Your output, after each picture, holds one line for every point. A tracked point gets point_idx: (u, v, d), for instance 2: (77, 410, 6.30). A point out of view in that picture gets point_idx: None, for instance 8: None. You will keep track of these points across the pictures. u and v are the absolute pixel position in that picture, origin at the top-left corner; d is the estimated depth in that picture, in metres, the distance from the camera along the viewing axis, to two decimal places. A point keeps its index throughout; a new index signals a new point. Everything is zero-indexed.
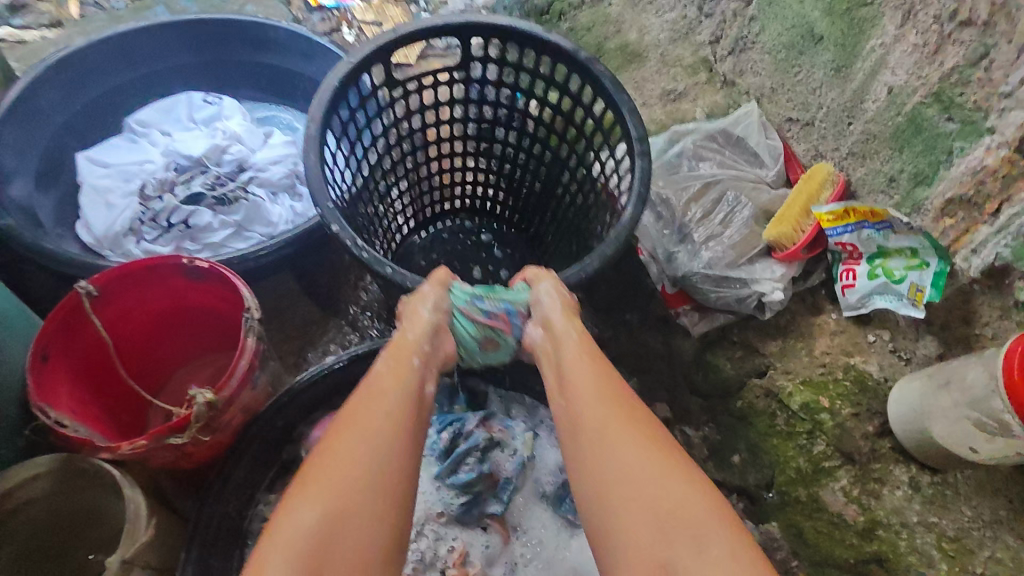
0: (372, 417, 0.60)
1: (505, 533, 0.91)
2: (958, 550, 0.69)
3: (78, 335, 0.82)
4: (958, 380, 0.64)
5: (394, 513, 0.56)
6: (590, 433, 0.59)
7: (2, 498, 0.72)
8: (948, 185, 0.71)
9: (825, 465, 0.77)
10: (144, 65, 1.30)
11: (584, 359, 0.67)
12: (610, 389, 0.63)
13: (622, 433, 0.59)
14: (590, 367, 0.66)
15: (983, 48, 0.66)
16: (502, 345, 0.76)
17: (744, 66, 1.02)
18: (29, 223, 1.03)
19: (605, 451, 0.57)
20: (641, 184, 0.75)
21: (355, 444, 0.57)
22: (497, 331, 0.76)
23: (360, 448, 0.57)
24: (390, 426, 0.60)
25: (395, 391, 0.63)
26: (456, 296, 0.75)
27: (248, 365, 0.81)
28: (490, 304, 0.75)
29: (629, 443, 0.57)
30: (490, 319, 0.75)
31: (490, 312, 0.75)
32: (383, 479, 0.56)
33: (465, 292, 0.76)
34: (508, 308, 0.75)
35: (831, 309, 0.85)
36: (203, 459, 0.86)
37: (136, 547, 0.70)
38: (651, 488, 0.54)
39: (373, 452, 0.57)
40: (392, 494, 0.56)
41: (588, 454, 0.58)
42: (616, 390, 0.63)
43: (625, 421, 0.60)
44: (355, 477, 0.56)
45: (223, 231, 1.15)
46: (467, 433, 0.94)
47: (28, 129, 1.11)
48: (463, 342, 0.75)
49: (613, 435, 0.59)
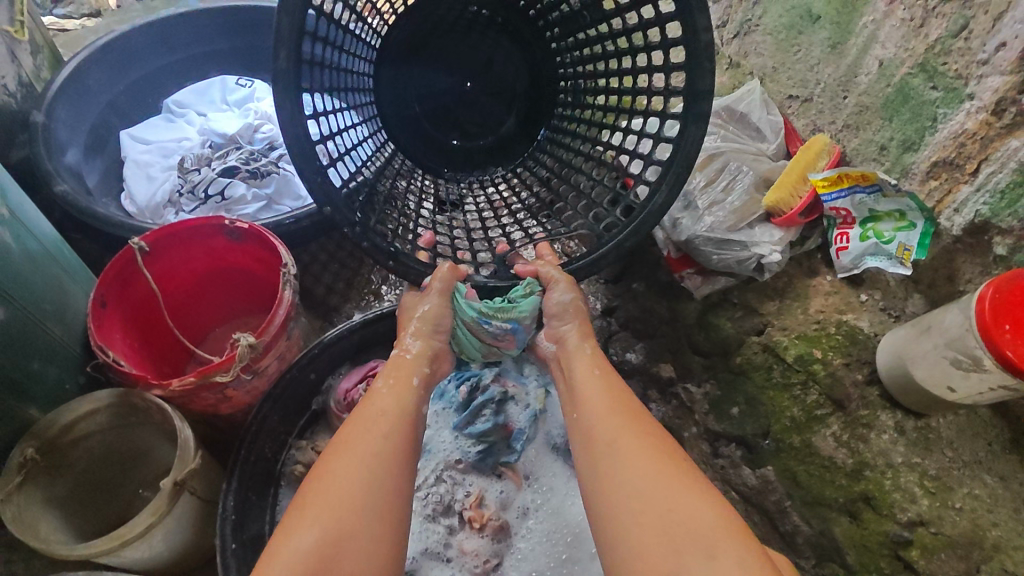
0: (378, 429, 0.67)
1: (518, 481, 0.97)
2: (938, 487, 0.75)
3: (131, 286, 0.90)
4: (936, 325, 0.71)
5: (396, 513, 0.62)
6: (601, 444, 0.65)
7: (67, 430, 0.79)
8: (933, 149, 0.78)
9: (817, 413, 0.83)
10: (182, 50, 1.39)
11: (582, 375, 0.75)
12: (617, 405, 0.69)
13: (613, 427, 0.65)
14: (588, 381, 0.73)
15: (963, 20, 0.73)
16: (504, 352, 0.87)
17: (748, 48, 1.08)
18: (80, 189, 1.11)
19: (615, 458, 0.62)
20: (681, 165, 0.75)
21: (361, 449, 0.64)
22: (502, 344, 0.86)
23: (363, 455, 0.64)
24: (392, 437, 0.67)
25: (397, 407, 0.71)
26: (464, 314, 0.82)
27: (285, 315, 0.88)
28: (497, 326, 0.83)
29: (634, 449, 0.62)
30: (494, 338, 0.84)
31: (496, 332, 0.84)
32: (385, 480, 0.63)
33: (474, 309, 0.82)
34: (513, 326, 0.84)
35: (826, 272, 0.90)
36: (241, 404, 0.93)
37: (188, 471, 0.77)
38: (658, 488, 0.58)
39: (373, 469, 0.63)
40: (395, 495, 0.63)
41: (601, 464, 0.63)
42: (610, 392, 0.71)
43: (615, 416, 0.67)
44: (357, 494, 0.60)
45: (256, 203, 1.22)
46: (483, 387, 1.01)
47: (78, 106, 1.20)
48: (471, 352, 0.86)
49: (606, 430, 0.66)
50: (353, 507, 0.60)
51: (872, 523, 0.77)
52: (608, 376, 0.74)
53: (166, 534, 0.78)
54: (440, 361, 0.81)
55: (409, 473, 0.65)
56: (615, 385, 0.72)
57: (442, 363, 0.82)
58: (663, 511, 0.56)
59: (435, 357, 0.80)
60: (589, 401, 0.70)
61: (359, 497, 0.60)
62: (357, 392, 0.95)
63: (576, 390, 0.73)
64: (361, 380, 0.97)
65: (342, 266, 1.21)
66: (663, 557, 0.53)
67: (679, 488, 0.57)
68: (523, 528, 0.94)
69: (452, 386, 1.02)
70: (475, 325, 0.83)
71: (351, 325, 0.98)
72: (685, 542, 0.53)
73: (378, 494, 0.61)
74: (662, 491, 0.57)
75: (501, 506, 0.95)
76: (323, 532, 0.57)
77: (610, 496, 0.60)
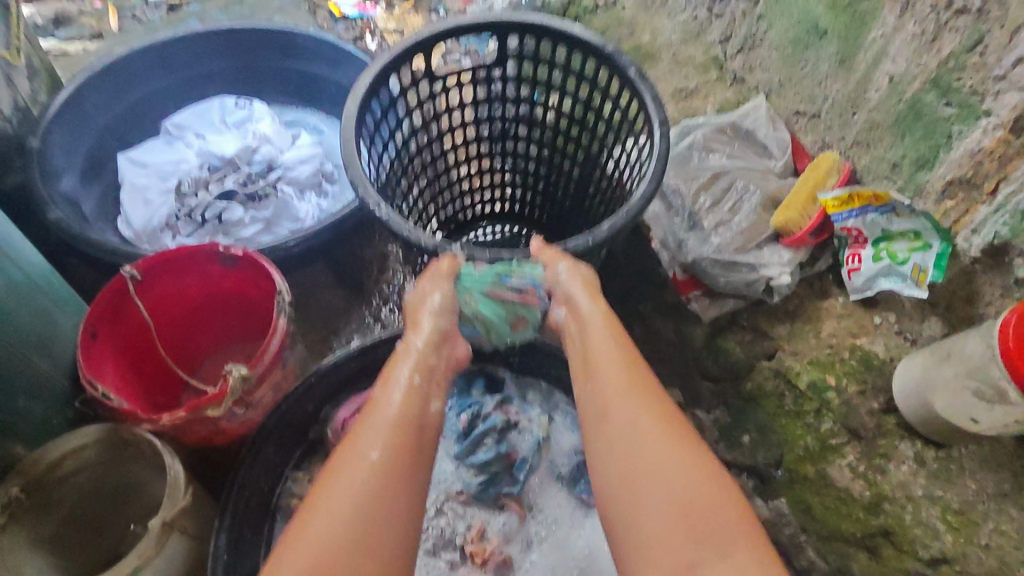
0: (375, 441, 0.61)
1: (521, 513, 0.93)
2: (962, 522, 0.71)
3: (123, 315, 0.88)
4: (957, 353, 0.68)
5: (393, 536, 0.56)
6: (616, 434, 0.60)
7: (53, 467, 0.76)
8: (947, 168, 0.75)
9: (831, 442, 0.79)
10: (181, 72, 1.38)
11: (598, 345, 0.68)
12: (635, 383, 0.63)
13: (635, 416, 0.60)
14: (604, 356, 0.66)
15: (977, 35, 0.70)
16: (529, 319, 0.81)
17: (754, 63, 1.05)
18: (75, 215, 1.10)
19: (633, 454, 0.58)
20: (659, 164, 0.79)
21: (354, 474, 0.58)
22: (526, 306, 0.79)
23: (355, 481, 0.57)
24: (394, 449, 0.60)
25: (400, 411, 0.64)
26: (479, 284, 0.76)
27: (279, 344, 0.85)
28: (516, 282, 0.77)
29: (654, 445, 0.57)
30: (517, 297, 0.78)
31: (518, 289, 0.77)
32: (383, 505, 0.57)
33: (488, 274, 0.77)
34: (533, 282, 0.77)
35: (838, 294, 0.87)
36: (235, 436, 0.90)
37: (177, 510, 0.74)
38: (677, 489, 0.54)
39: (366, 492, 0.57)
40: (397, 516, 0.57)
41: (618, 457, 0.59)
42: (630, 369, 0.64)
43: (633, 398, 0.61)
44: (344, 533, 0.54)
45: (254, 226, 1.20)
46: (485, 415, 0.98)
47: (74, 130, 1.19)
48: (495, 325, 0.80)
49: (624, 423, 0.60)
50: (343, 542, 0.54)
51: (893, 559, 0.74)
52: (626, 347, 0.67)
53: None
54: (454, 342, 0.75)
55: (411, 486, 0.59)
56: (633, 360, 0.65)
57: (448, 350, 0.74)
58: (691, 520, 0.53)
59: (442, 342, 0.74)
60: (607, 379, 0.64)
61: (350, 526, 0.55)
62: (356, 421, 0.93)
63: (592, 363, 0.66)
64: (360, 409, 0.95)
65: (343, 290, 1.19)
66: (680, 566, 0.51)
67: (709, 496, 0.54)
68: (526, 563, 0.90)
69: (452, 414, 1.00)
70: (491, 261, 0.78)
71: (349, 352, 0.95)
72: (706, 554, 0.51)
73: (375, 518, 0.56)
74: (691, 495, 0.54)
75: (503, 542, 0.91)
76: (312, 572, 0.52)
77: (632, 497, 0.56)
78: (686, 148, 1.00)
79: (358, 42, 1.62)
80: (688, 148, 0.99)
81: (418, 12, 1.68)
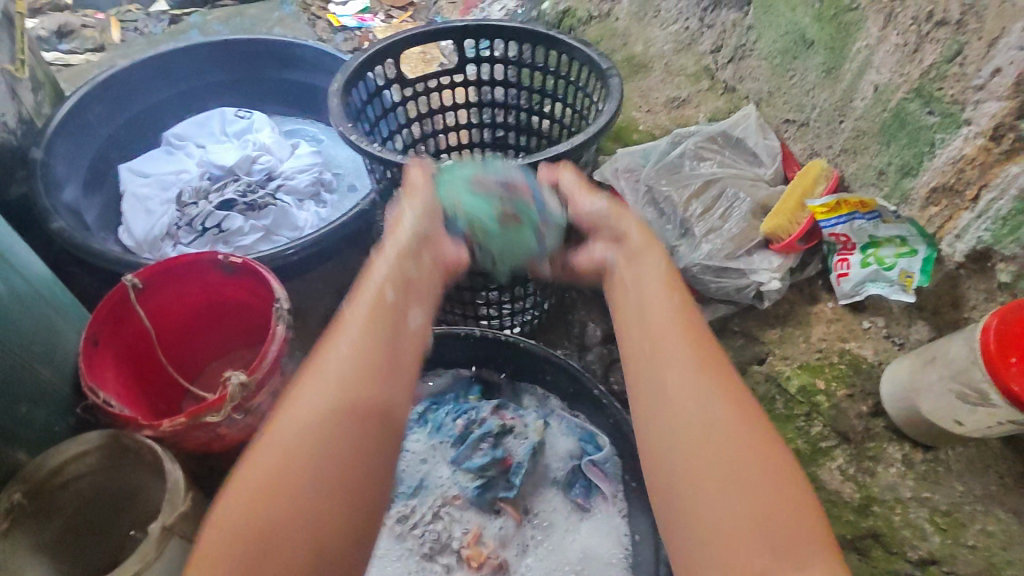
0: (318, 390, 0.53)
1: (518, 517, 0.94)
2: (950, 523, 0.72)
3: (125, 324, 0.89)
4: (941, 356, 0.70)
5: (361, 468, 0.51)
6: (669, 383, 0.54)
7: (55, 473, 0.78)
8: (931, 175, 0.77)
9: (822, 446, 0.80)
10: (183, 83, 1.40)
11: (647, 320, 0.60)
12: (698, 341, 0.56)
13: (700, 407, 0.52)
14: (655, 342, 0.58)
15: (957, 45, 0.72)
16: (524, 217, 0.79)
17: (744, 72, 1.07)
18: (77, 224, 1.11)
19: (686, 410, 0.52)
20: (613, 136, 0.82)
21: (305, 405, 0.52)
22: (515, 196, 0.79)
23: (305, 413, 0.52)
24: (354, 396, 0.54)
25: (360, 352, 0.56)
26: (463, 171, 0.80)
27: (277, 352, 0.87)
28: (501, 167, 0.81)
29: (716, 405, 0.51)
30: (504, 187, 0.80)
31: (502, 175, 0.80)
32: (321, 448, 0.50)
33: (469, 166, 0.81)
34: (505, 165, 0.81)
35: (827, 299, 0.89)
36: (235, 443, 0.92)
37: (176, 515, 0.76)
38: (729, 452, 0.48)
39: (315, 434, 0.51)
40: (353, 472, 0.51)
41: (669, 410, 0.53)
42: (692, 350, 0.56)
43: (691, 358, 0.55)
44: (297, 461, 0.49)
45: (253, 234, 1.21)
46: (481, 420, 1.01)
47: (77, 141, 1.21)
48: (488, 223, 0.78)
49: (680, 380, 0.54)
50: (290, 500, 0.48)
51: (882, 562, 0.73)
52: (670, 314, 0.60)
53: None
54: (444, 246, 0.75)
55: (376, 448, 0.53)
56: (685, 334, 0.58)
57: (428, 257, 0.71)
58: (759, 521, 0.45)
59: (420, 251, 0.70)
60: (662, 365, 0.56)
61: (293, 471, 0.49)
62: None
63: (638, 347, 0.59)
64: None
65: (342, 298, 1.21)
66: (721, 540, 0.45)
67: (786, 499, 0.46)
68: (522, 566, 0.91)
69: (449, 419, 1.02)
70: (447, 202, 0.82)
71: None
72: (754, 533, 0.44)
73: (340, 448, 0.51)
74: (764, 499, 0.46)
75: (498, 546, 0.92)
76: (251, 528, 0.47)
77: (678, 449, 0.50)
78: (678, 156, 1.01)
79: (356, 52, 1.65)
80: (680, 157, 1.01)
81: (415, 23, 1.70)
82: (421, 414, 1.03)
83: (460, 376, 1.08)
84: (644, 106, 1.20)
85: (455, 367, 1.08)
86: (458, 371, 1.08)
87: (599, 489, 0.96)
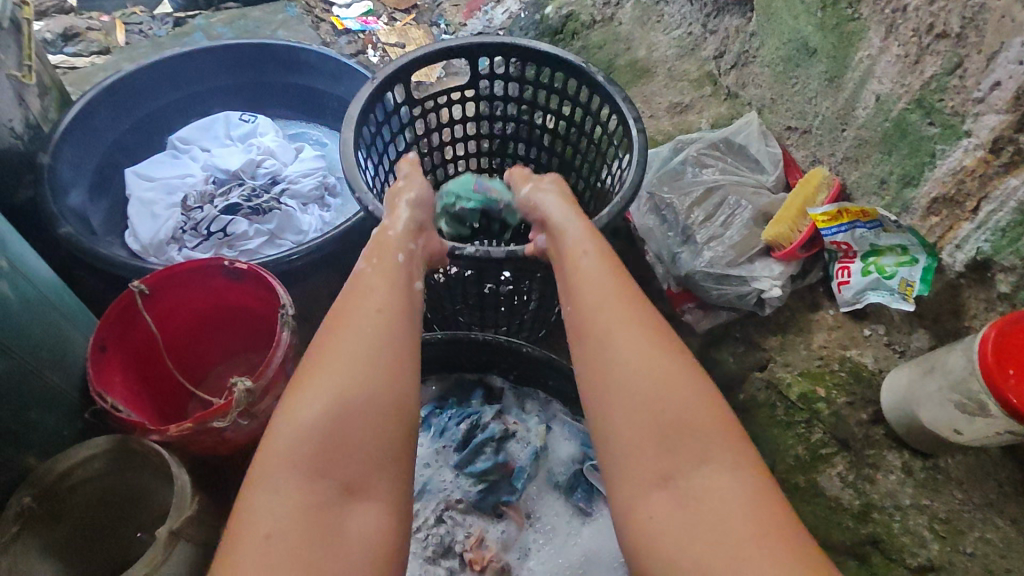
0: (351, 337, 0.58)
1: (520, 520, 0.95)
2: (949, 530, 0.73)
3: (132, 329, 0.90)
4: (941, 365, 0.70)
5: (400, 380, 0.57)
6: (597, 330, 0.60)
7: (62, 478, 0.79)
8: (933, 184, 0.78)
9: (823, 452, 0.81)
10: (188, 87, 1.41)
11: (612, 316, 0.60)
12: (625, 293, 0.62)
13: (655, 376, 0.55)
14: (623, 328, 0.59)
15: (957, 58, 0.73)
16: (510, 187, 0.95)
17: (746, 79, 1.08)
18: (83, 229, 1.12)
19: (613, 350, 0.58)
20: (637, 169, 0.82)
21: (336, 350, 0.57)
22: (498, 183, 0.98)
23: (343, 353, 0.57)
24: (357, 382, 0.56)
25: (362, 345, 0.58)
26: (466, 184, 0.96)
27: (283, 357, 0.88)
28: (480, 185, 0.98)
29: (637, 346, 0.57)
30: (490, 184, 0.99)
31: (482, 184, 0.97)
32: (340, 450, 0.53)
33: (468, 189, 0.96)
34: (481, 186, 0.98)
35: (829, 306, 0.90)
36: (240, 446, 0.93)
37: (183, 519, 0.77)
38: (644, 384, 0.55)
39: (337, 374, 0.56)
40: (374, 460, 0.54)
41: (602, 353, 0.59)
42: (626, 302, 0.61)
43: (620, 306, 0.61)
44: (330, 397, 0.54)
45: (258, 239, 1.22)
46: (483, 425, 1.01)
47: (82, 145, 1.21)
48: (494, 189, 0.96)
49: (610, 331, 0.59)
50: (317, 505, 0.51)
51: (881, 568, 0.75)
52: (637, 308, 0.61)
53: None
54: (430, 232, 0.79)
55: (376, 379, 0.56)
56: (659, 332, 0.59)
57: (428, 243, 0.77)
58: (712, 509, 0.49)
59: (419, 233, 0.77)
60: (631, 357, 0.57)
61: (309, 479, 0.51)
62: None
63: (608, 332, 0.59)
64: None
65: None
66: (653, 475, 0.52)
67: (699, 414, 0.53)
68: (523, 570, 0.92)
69: (452, 423, 1.02)
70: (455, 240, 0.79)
71: None
72: (674, 461, 0.52)
73: (345, 379, 0.56)
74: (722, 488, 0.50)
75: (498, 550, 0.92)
76: (300, 507, 0.50)
77: (612, 386, 0.56)
78: (680, 163, 1.02)
79: (360, 55, 1.65)
80: (681, 164, 1.02)
81: (419, 26, 1.71)
82: (425, 417, 1.04)
83: (465, 381, 1.08)
84: (646, 111, 1.21)
85: (459, 372, 1.09)
86: (461, 377, 1.09)
87: (600, 494, 0.97)
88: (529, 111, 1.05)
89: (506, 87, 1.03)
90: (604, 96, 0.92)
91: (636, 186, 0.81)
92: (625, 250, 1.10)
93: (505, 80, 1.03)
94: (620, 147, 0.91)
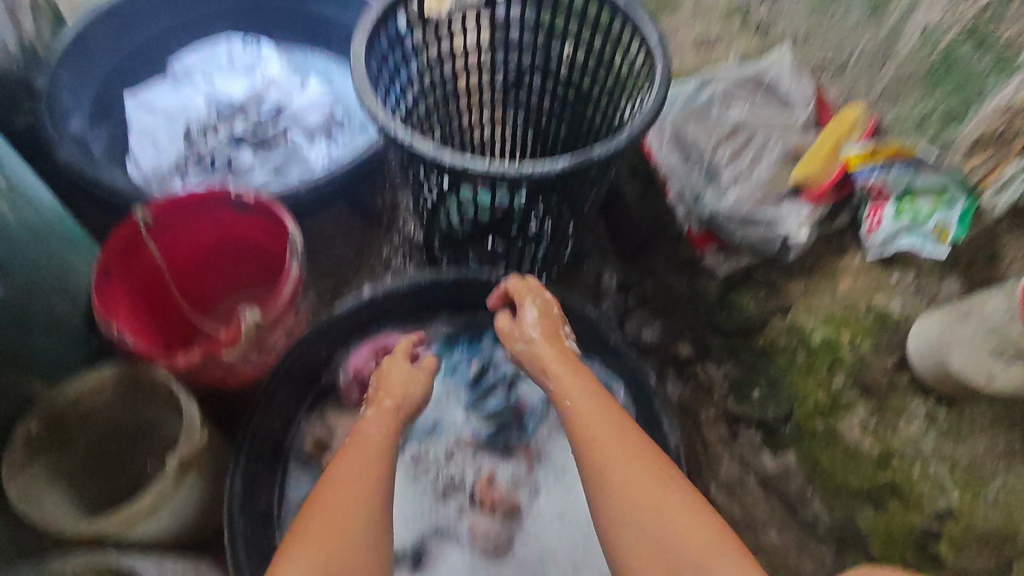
0: (342, 495, 0.62)
1: (530, 462, 0.95)
2: (971, 478, 0.71)
3: (136, 259, 0.88)
4: (978, 311, 0.68)
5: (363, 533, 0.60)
6: (596, 457, 0.65)
7: (70, 406, 0.78)
8: (977, 125, 0.77)
9: (843, 398, 0.80)
10: (189, 12, 1.34)
11: (616, 467, 0.63)
12: (634, 449, 0.65)
13: (652, 495, 0.61)
14: (623, 464, 0.63)
15: None
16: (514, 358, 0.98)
17: (780, 11, 1.02)
18: (84, 155, 1.08)
19: (622, 515, 0.61)
20: (658, 100, 0.80)
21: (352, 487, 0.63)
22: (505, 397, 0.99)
23: (361, 491, 0.63)
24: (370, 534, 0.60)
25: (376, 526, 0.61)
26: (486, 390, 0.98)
27: (292, 291, 0.85)
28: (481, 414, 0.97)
29: (637, 477, 0.62)
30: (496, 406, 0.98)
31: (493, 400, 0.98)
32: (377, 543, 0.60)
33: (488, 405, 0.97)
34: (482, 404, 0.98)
35: (854, 253, 0.86)
36: (248, 381, 0.91)
37: (192, 448, 0.76)
38: (665, 527, 0.59)
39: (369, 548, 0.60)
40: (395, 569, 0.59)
41: (610, 506, 0.62)
42: (629, 452, 0.64)
43: (618, 448, 0.65)
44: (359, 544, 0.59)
45: (263, 172, 1.19)
46: (495, 366, 1.01)
47: (81, 68, 1.16)
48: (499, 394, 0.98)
49: (622, 475, 0.63)
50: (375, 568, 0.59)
51: (897, 513, 0.74)
52: (626, 430, 0.67)
53: (175, 509, 0.78)
54: (411, 386, 0.81)
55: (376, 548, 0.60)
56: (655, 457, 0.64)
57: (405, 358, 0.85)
58: None
59: (410, 409, 0.79)
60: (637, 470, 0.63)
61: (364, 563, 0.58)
62: (368, 368, 0.94)
63: (612, 471, 0.63)
64: (373, 355, 0.95)
65: (355, 239, 1.18)
66: (658, 557, 0.58)
67: (700, 536, 0.58)
68: (533, 509, 0.92)
69: (463, 364, 1.01)
70: (462, 158, 0.80)
71: (360, 301, 0.95)
72: (677, 548, 0.57)
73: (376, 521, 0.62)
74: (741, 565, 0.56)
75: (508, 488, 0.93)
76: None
77: (612, 518, 0.62)
78: (705, 101, 0.97)
79: None
80: (707, 101, 0.96)
81: None
82: (434, 357, 1.02)
83: (478, 321, 1.06)
84: None
85: (470, 313, 1.07)
86: (471, 317, 1.06)
87: None
88: (546, 40, 1.00)
89: (523, 12, 0.98)
90: (628, 22, 0.88)
91: (654, 116, 0.79)
92: (643, 191, 1.07)
93: (522, 4, 0.97)
94: (642, 78, 0.87)
